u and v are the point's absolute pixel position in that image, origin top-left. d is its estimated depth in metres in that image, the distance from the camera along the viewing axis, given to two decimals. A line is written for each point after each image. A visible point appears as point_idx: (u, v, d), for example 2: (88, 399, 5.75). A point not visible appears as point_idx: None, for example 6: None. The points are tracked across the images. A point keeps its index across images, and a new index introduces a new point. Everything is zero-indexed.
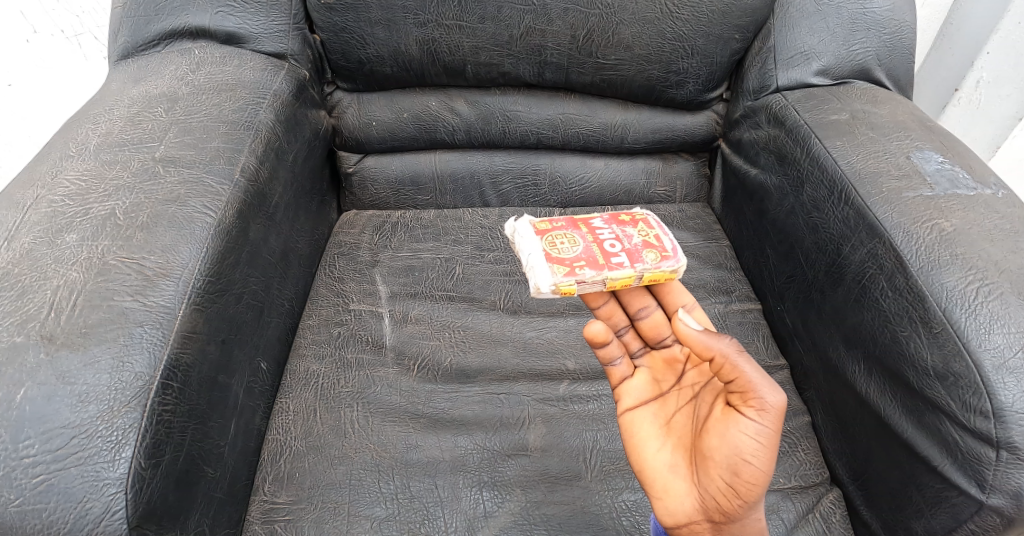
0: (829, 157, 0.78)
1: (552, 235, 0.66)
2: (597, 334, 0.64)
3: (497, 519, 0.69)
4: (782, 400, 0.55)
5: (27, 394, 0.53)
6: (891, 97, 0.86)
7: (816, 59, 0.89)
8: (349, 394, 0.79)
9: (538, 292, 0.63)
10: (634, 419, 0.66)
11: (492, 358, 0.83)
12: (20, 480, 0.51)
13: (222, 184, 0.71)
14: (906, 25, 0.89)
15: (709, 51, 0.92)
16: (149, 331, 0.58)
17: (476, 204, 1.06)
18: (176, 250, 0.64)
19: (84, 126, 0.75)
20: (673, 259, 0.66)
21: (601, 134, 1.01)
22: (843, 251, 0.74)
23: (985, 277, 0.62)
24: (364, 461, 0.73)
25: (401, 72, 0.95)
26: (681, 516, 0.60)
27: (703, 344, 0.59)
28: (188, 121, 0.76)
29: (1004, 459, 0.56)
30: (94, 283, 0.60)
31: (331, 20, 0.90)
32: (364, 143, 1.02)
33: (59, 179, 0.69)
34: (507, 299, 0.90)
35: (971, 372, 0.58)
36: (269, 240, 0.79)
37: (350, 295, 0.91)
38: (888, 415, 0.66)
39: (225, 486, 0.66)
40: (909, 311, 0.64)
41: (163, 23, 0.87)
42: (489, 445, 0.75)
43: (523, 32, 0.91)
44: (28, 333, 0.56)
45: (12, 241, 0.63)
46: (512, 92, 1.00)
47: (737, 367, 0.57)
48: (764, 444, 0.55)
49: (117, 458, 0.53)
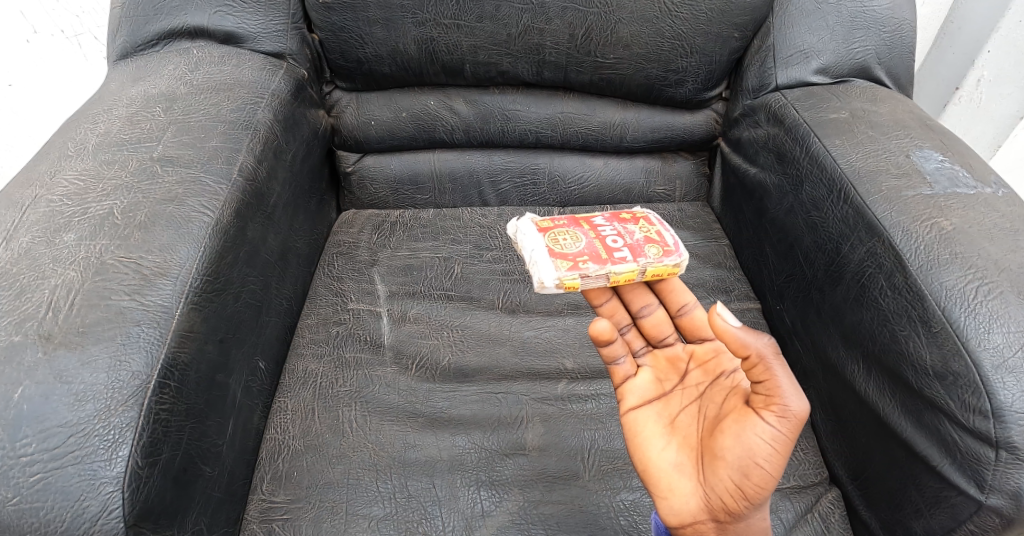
0: (829, 156, 0.78)
1: (555, 232, 0.66)
2: (602, 332, 0.63)
3: (495, 518, 0.69)
4: (805, 408, 0.55)
5: (25, 394, 0.53)
6: (891, 96, 0.86)
7: (816, 58, 0.89)
8: (347, 394, 0.79)
9: (542, 287, 0.62)
10: (638, 418, 0.65)
11: (490, 357, 0.83)
12: (17, 478, 0.51)
13: (220, 184, 0.71)
14: (906, 23, 0.89)
15: (708, 49, 0.91)
16: (146, 330, 0.58)
17: (475, 203, 1.06)
18: (175, 250, 0.64)
19: (83, 126, 0.76)
20: (675, 254, 0.65)
21: (601, 133, 1.01)
22: (843, 250, 0.73)
23: (984, 276, 0.62)
24: (362, 460, 0.73)
25: (400, 71, 0.95)
26: (686, 515, 0.60)
27: (740, 342, 0.56)
28: (186, 121, 0.76)
29: (1003, 459, 0.56)
30: (92, 282, 0.60)
31: (329, 20, 0.90)
32: (363, 142, 1.02)
33: (57, 179, 0.69)
34: (505, 299, 0.90)
35: (971, 371, 0.58)
36: (268, 239, 0.79)
37: (349, 294, 0.91)
38: (887, 415, 0.66)
39: (224, 485, 0.66)
40: (909, 310, 0.64)
41: (162, 23, 0.87)
42: (488, 444, 0.75)
43: (521, 31, 0.91)
44: (27, 332, 0.56)
45: (11, 240, 0.64)
46: (511, 91, 1.00)
47: (769, 371, 0.56)
48: (777, 447, 0.55)
49: (114, 457, 0.53)
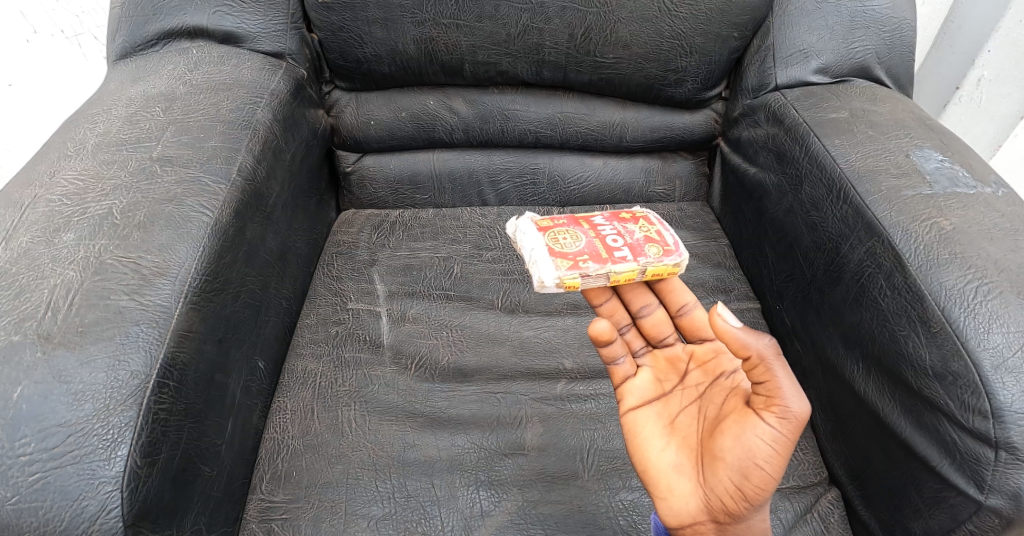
0: (829, 156, 0.78)
1: (554, 232, 0.66)
2: (602, 332, 0.63)
3: (495, 518, 0.69)
4: (806, 409, 0.55)
5: (24, 393, 0.53)
6: (891, 96, 0.85)
7: (815, 57, 0.89)
8: (346, 394, 0.79)
9: (542, 286, 0.62)
10: (637, 419, 0.65)
11: (490, 357, 0.83)
12: (16, 478, 0.51)
13: (219, 184, 0.71)
14: (906, 23, 0.89)
15: (708, 49, 0.91)
16: (145, 329, 0.59)
17: (475, 203, 1.06)
18: (174, 250, 0.64)
19: (82, 126, 0.76)
20: (675, 254, 0.65)
21: (600, 133, 1.01)
22: (842, 250, 0.73)
23: (984, 276, 0.62)
24: (362, 460, 0.73)
25: (399, 71, 0.95)
26: (686, 516, 0.60)
27: (741, 342, 0.56)
28: (186, 120, 0.76)
29: (1003, 460, 0.56)
30: (91, 282, 0.60)
31: (329, 20, 0.90)
32: (362, 142, 1.02)
33: (57, 179, 0.69)
34: (505, 298, 0.90)
35: (970, 371, 0.58)
36: (267, 239, 0.79)
37: (348, 294, 0.91)
38: (886, 415, 0.66)
39: (223, 485, 0.66)
40: (908, 310, 0.64)
41: (161, 23, 0.87)
42: (487, 444, 0.75)
43: (520, 31, 0.91)
44: (26, 332, 0.56)
45: (11, 240, 0.64)
46: (510, 91, 1.00)
47: (770, 372, 0.56)
48: (778, 449, 0.55)
49: (113, 457, 0.53)
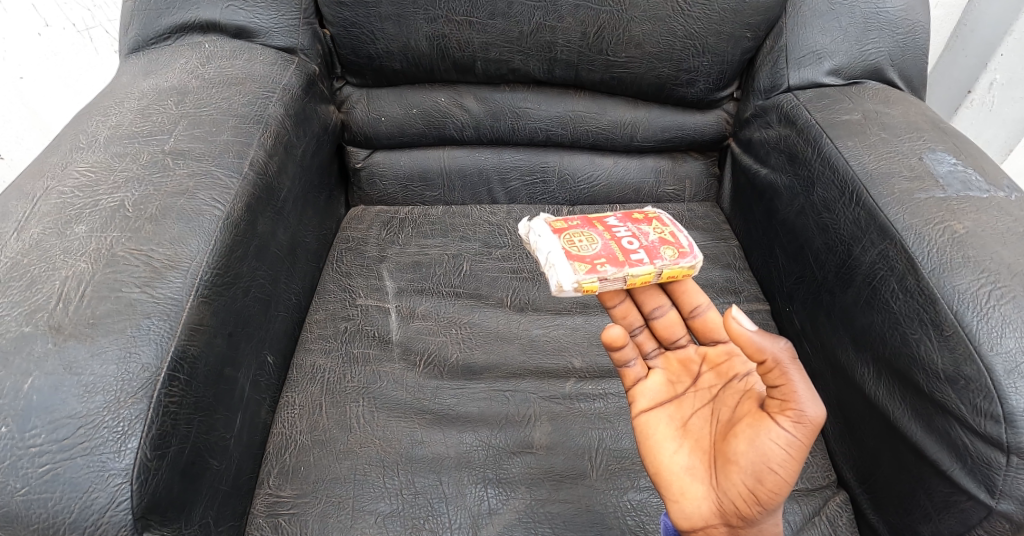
0: (841, 158, 0.77)
1: (570, 233, 0.66)
2: (616, 338, 0.63)
3: (502, 515, 0.69)
4: (821, 414, 0.54)
5: (34, 384, 0.53)
6: (904, 98, 0.85)
7: (828, 59, 0.88)
8: (355, 389, 0.79)
9: (560, 290, 0.62)
10: (649, 420, 0.65)
11: (499, 355, 0.83)
12: (26, 469, 0.51)
13: (231, 177, 0.71)
14: (919, 25, 0.88)
15: (721, 49, 0.91)
16: (156, 322, 0.58)
17: (484, 200, 1.06)
18: (184, 242, 0.64)
19: (94, 118, 0.76)
20: (690, 256, 0.65)
21: (611, 132, 1.01)
22: (854, 253, 0.73)
23: (997, 280, 0.61)
24: (370, 456, 0.73)
25: (410, 67, 0.95)
26: (697, 519, 0.60)
27: (757, 347, 0.56)
28: (198, 114, 0.76)
29: (1014, 464, 0.55)
30: (103, 274, 0.60)
31: (341, 15, 0.90)
32: (373, 139, 1.02)
33: (69, 170, 0.69)
34: (514, 296, 0.90)
35: (983, 376, 0.58)
36: (278, 233, 0.79)
37: (357, 290, 0.90)
38: (897, 418, 0.66)
39: (231, 479, 0.66)
40: (921, 314, 0.63)
41: (174, 17, 0.87)
42: (495, 442, 0.75)
43: (533, 28, 0.90)
44: (37, 323, 0.56)
45: (22, 232, 0.64)
46: (521, 89, 1.00)
47: (786, 375, 0.55)
48: (792, 453, 0.55)
49: (123, 449, 0.53)
